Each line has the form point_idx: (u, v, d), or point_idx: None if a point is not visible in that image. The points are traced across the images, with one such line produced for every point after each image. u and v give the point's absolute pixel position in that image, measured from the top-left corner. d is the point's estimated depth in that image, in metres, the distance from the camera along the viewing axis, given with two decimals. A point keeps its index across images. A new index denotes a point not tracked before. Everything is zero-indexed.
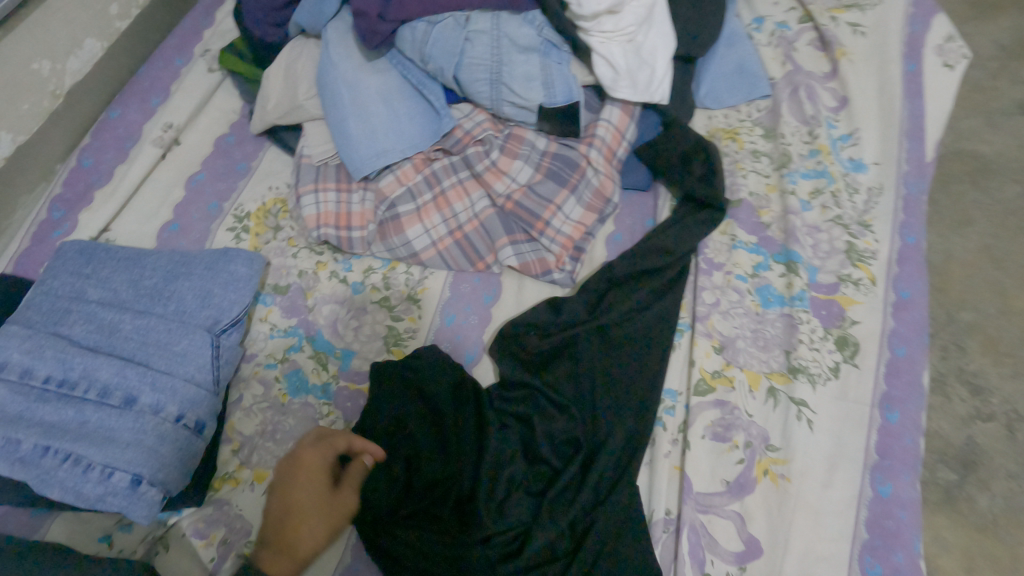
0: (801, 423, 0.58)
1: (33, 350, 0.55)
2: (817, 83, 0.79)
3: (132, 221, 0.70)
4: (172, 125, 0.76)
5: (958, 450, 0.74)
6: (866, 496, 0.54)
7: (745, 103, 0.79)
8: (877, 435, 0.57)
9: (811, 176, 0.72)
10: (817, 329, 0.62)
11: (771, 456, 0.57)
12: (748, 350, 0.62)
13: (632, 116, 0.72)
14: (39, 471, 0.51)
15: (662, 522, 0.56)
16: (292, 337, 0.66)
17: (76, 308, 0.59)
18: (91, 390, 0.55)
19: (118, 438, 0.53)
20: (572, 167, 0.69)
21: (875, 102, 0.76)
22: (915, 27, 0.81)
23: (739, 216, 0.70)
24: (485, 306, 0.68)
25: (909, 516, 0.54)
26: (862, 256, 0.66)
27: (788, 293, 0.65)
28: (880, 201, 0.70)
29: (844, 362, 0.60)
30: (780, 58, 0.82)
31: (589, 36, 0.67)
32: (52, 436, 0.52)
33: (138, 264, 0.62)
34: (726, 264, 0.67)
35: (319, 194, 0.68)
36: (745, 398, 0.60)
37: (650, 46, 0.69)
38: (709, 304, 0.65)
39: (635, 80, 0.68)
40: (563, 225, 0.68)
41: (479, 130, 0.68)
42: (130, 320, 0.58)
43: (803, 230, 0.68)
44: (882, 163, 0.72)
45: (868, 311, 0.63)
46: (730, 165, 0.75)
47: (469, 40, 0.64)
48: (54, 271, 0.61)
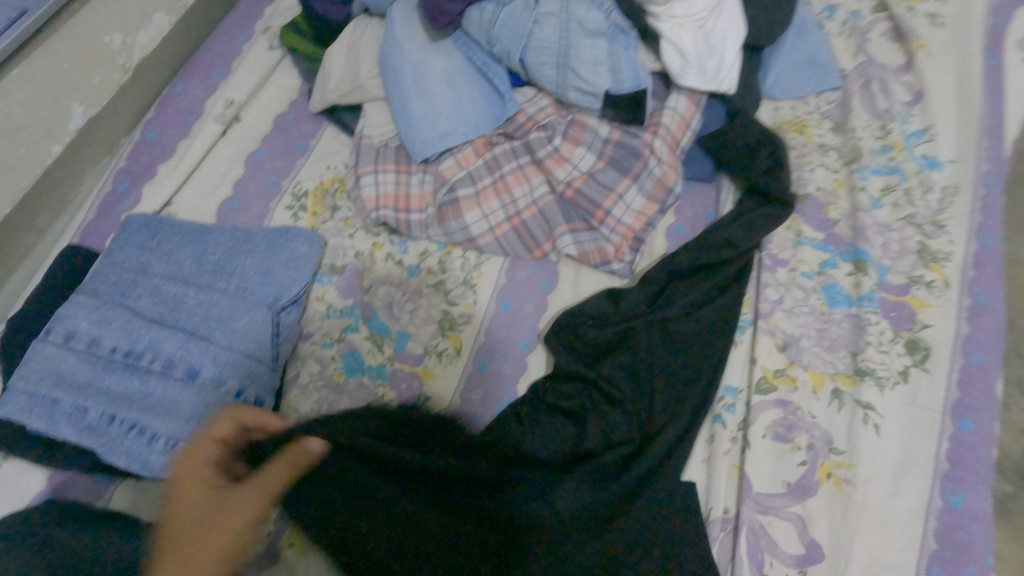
0: (867, 427, 0.56)
1: (100, 320, 0.56)
2: (890, 76, 0.77)
3: (192, 196, 0.70)
4: (234, 102, 0.76)
5: None
6: (936, 506, 0.52)
7: (814, 95, 0.77)
8: (949, 444, 0.55)
9: (882, 173, 0.70)
10: (886, 331, 0.60)
11: (835, 459, 0.55)
12: (813, 350, 0.61)
13: (698, 105, 0.70)
14: (106, 439, 0.53)
15: (720, 521, 0.55)
16: (349, 318, 0.66)
17: (142, 281, 0.59)
18: (156, 361, 0.56)
19: (180, 410, 0.54)
20: (636, 155, 0.68)
21: (953, 97, 0.73)
22: (999, 18, 0.75)
23: (806, 212, 0.69)
24: (542, 294, 0.67)
25: (982, 529, 0.51)
26: (936, 257, 0.64)
27: (856, 293, 0.63)
28: (956, 200, 0.67)
29: (914, 366, 0.58)
30: (852, 49, 0.79)
31: (658, 21, 0.65)
32: (118, 406, 0.54)
33: (202, 239, 0.63)
34: (791, 261, 0.66)
35: (378, 175, 0.68)
36: (808, 399, 0.59)
37: (720, 34, 0.66)
38: (773, 301, 0.63)
39: (703, 68, 0.66)
40: (624, 214, 0.67)
41: (543, 115, 0.68)
42: (194, 294, 0.59)
43: (873, 229, 0.66)
44: (959, 162, 0.69)
45: (941, 315, 0.61)
46: (797, 158, 0.72)
47: (538, 23, 0.63)
48: (121, 243, 0.62)
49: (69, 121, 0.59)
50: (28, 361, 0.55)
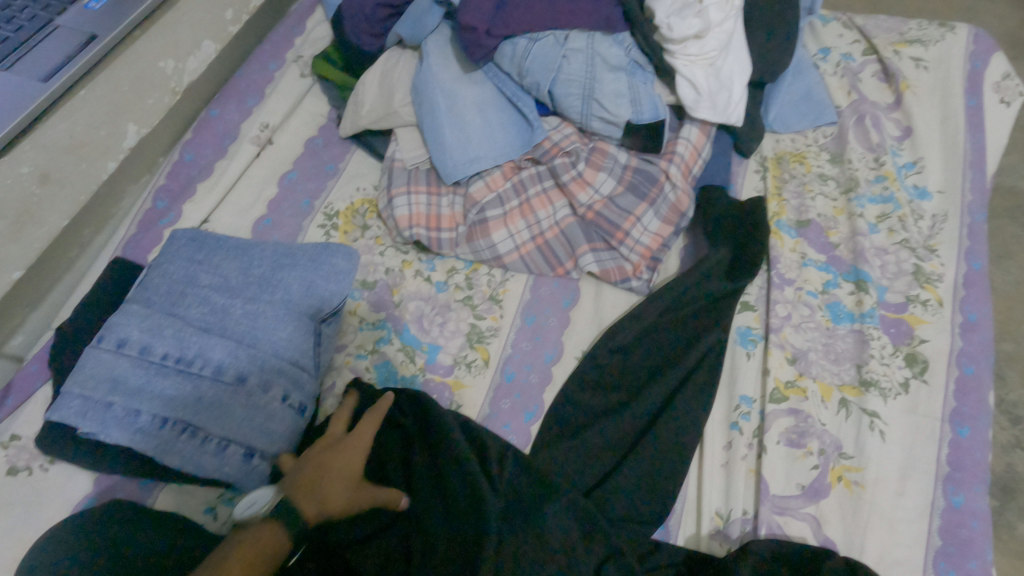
0: (873, 434, 0.60)
1: (152, 328, 0.58)
2: (882, 113, 0.83)
3: (229, 214, 0.73)
4: (268, 125, 0.80)
5: (1000, 476, 0.84)
6: (939, 506, 0.57)
7: (811, 129, 0.83)
8: (948, 448, 0.60)
9: (878, 201, 0.75)
10: (887, 345, 0.65)
11: (844, 463, 0.59)
12: (820, 362, 0.65)
13: (709, 135, 0.75)
14: (159, 442, 0.54)
15: (739, 521, 0.58)
16: (381, 330, 0.69)
17: (191, 292, 0.62)
18: (206, 368, 0.57)
19: (233, 414, 0.57)
20: (652, 181, 0.73)
21: (938, 133, 0.80)
22: (976, 63, 0.84)
23: (809, 235, 0.74)
24: (564, 309, 0.71)
25: (981, 526, 0.56)
26: (929, 278, 0.69)
27: (858, 310, 0.68)
28: (945, 227, 0.73)
29: (913, 377, 0.63)
30: (846, 88, 0.85)
31: (674, 58, 0.70)
32: (170, 410, 0.56)
33: (247, 254, 0.66)
34: (797, 280, 0.70)
35: (411, 196, 0.72)
36: (818, 408, 0.62)
37: (728, 71, 0.72)
38: (782, 317, 0.67)
39: (715, 102, 0.71)
40: (642, 235, 0.71)
41: (567, 142, 0.72)
42: (241, 305, 0.62)
43: (871, 251, 0.71)
44: (946, 192, 0.76)
45: (936, 331, 0.66)
46: (799, 186, 0.78)
47: (567, 57, 0.68)
48: (170, 256, 0.65)
49: (124, 141, 0.62)
50: (81, 368, 0.56)
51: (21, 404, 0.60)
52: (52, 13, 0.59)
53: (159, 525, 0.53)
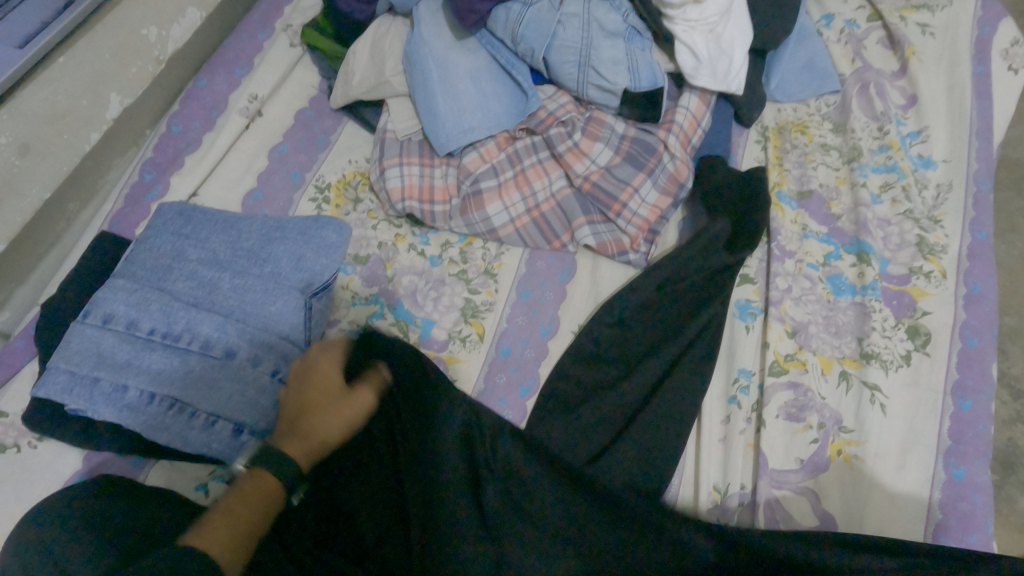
0: (874, 407, 0.59)
1: (139, 303, 0.57)
2: (886, 81, 0.81)
3: (218, 187, 0.72)
4: (257, 96, 0.78)
5: (1000, 451, 0.83)
6: (940, 479, 0.56)
7: (814, 97, 0.81)
8: (950, 421, 0.59)
9: (881, 171, 0.74)
10: (889, 318, 0.64)
11: (844, 437, 0.59)
12: (821, 335, 0.64)
13: (709, 105, 0.73)
14: (148, 417, 0.54)
15: (737, 496, 0.58)
16: (375, 305, 0.67)
17: (178, 266, 0.61)
18: (194, 342, 0.57)
19: (221, 388, 0.56)
20: (650, 152, 0.71)
21: (944, 101, 0.78)
22: (984, 29, 0.82)
23: (810, 207, 0.72)
24: (561, 283, 0.69)
25: (982, 499, 0.55)
26: (933, 249, 0.68)
27: (860, 282, 0.66)
28: (950, 197, 0.71)
29: (916, 350, 0.62)
30: (850, 55, 0.83)
31: (673, 24, 0.69)
32: (158, 385, 0.55)
33: (235, 227, 0.65)
34: (798, 253, 0.69)
35: (403, 167, 0.70)
36: (818, 381, 0.61)
37: (728, 37, 0.70)
38: (782, 290, 0.66)
39: (715, 69, 0.69)
40: (639, 207, 0.70)
41: (563, 112, 0.70)
42: (229, 279, 0.61)
43: (874, 223, 0.70)
44: (952, 161, 0.74)
45: (939, 303, 0.65)
46: (800, 157, 0.76)
47: (562, 23, 0.67)
48: (157, 230, 0.64)
49: (108, 111, 0.61)
50: (67, 344, 0.56)
51: (9, 380, 0.59)
52: None
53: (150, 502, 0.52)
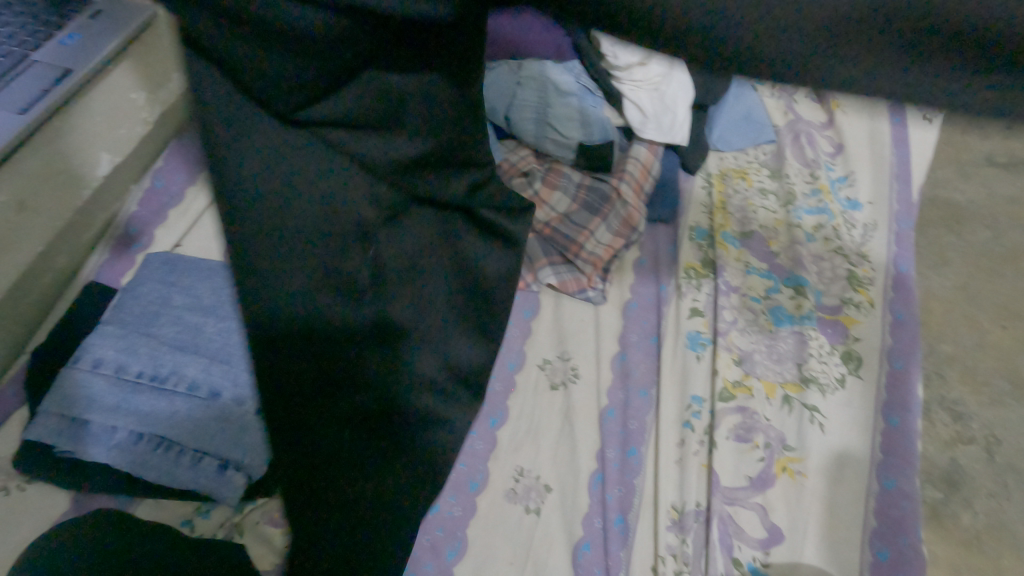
0: (814, 426, 0.65)
1: (127, 348, 0.61)
2: (816, 131, 0.89)
3: (199, 239, 0.76)
4: None
5: (942, 470, 0.89)
6: (873, 490, 0.62)
7: (752, 147, 0.89)
8: (881, 437, 0.65)
9: (813, 213, 0.81)
10: (825, 345, 0.70)
11: (788, 455, 0.64)
12: (764, 362, 0.70)
13: (657, 155, 0.80)
14: (135, 456, 0.57)
15: (694, 513, 0.62)
16: None
17: (165, 313, 0.65)
18: (181, 383, 0.60)
19: (207, 426, 0.59)
20: (605, 199, 0.77)
21: (867, 149, 0.86)
22: None
23: (751, 245, 0.79)
24: (525, 320, 0.75)
25: (911, 506, 0.61)
26: (862, 282, 0.75)
27: (798, 313, 0.73)
28: (875, 235, 0.79)
29: (849, 374, 0.68)
30: (783, 108, 0.92)
31: (621, 83, 0.77)
32: (145, 425, 0.58)
33: (218, 274, 0.69)
34: (742, 287, 0.75)
35: None
36: (762, 405, 0.67)
37: (671, 95, 0.78)
38: (728, 321, 0.72)
39: (659, 124, 0.78)
40: (595, 247, 0.75)
41: (524, 163, 0.77)
42: (214, 323, 0.65)
43: (808, 259, 0.77)
44: (876, 203, 0.82)
45: (869, 330, 0.71)
46: (742, 201, 0.83)
47: (521, 84, 0.75)
48: (142, 279, 0.67)
49: (97, 169, 0.66)
50: (57, 388, 0.58)
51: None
52: (29, 49, 0.61)
53: (150, 537, 0.55)
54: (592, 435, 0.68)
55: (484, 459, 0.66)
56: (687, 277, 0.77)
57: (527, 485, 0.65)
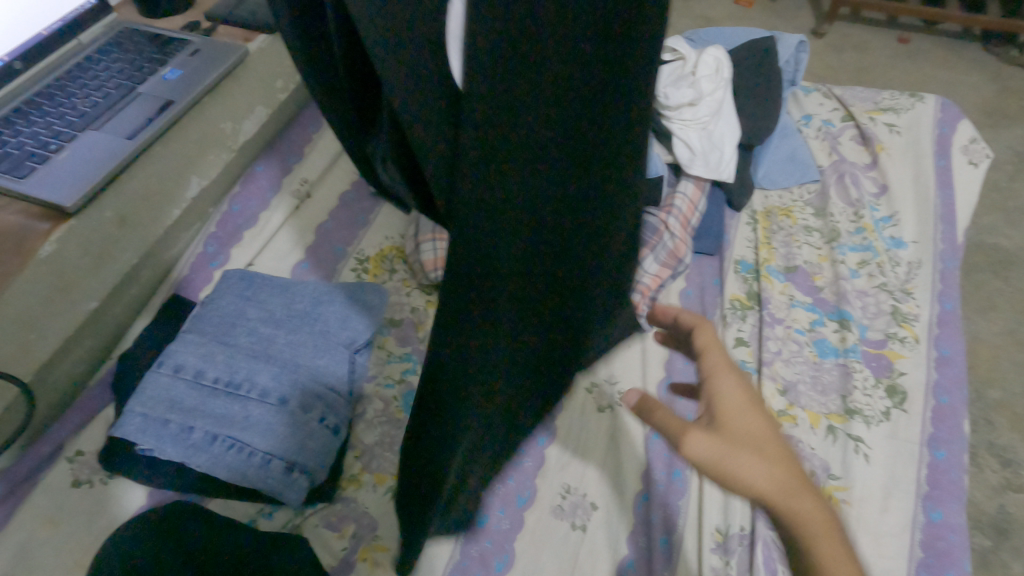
0: (858, 456, 0.66)
1: (206, 354, 0.65)
2: (860, 172, 0.91)
3: (271, 259, 0.81)
4: (307, 180, 0.88)
5: (991, 517, 0.91)
6: (919, 521, 0.63)
7: (797, 186, 0.92)
8: (927, 469, 0.65)
9: (858, 250, 0.83)
10: (869, 378, 0.72)
11: (833, 484, 0.65)
12: (808, 393, 0.71)
13: (704, 191, 0.83)
14: (209, 455, 0.60)
15: (737, 537, 0.63)
16: (409, 362, 0.77)
17: (240, 323, 0.70)
18: (253, 390, 0.64)
19: (275, 430, 0.63)
20: (652, 231, 0.80)
21: (911, 189, 0.88)
22: (944, 128, 0.93)
23: (796, 280, 0.81)
24: None
25: (958, 539, 0.61)
26: (906, 317, 0.76)
27: (842, 346, 0.74)
28: (920, 273, 0.81)
29: (894, 407, 0.70)
30: (827, 149, 0.94)
31: (670, 122, 0.81)
32: (220, 426, 0.62)
33: (290, 290, 0.74)
34: (786, 319, 0.77)
35: (436, 242, 0.79)
36: (807, 433, 0.68)
37: (719, 134, 0.82)
38: (773, 352, 0.74)
39: (707, 159, 0.81)
40: (643, 277, 0.78)
41: None
42: (284, 335, 0.69)
43: (853, 294, 0.79)
44: (920, 242, 0.83)
45: (914, 364, 0.73)
46: (787, 237, 0.86)
47: None
48: (222, 292, 0.72)
49: None
50: (142, 390, 0.63)
51: (87, 423, 0.66)
52: (136, 82, 0.69)
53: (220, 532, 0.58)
54: (637, 456, 0.70)
55: (532, 476, 0.69)
56: (732, 308, 0.79)
57: (574, 502, 0.67)
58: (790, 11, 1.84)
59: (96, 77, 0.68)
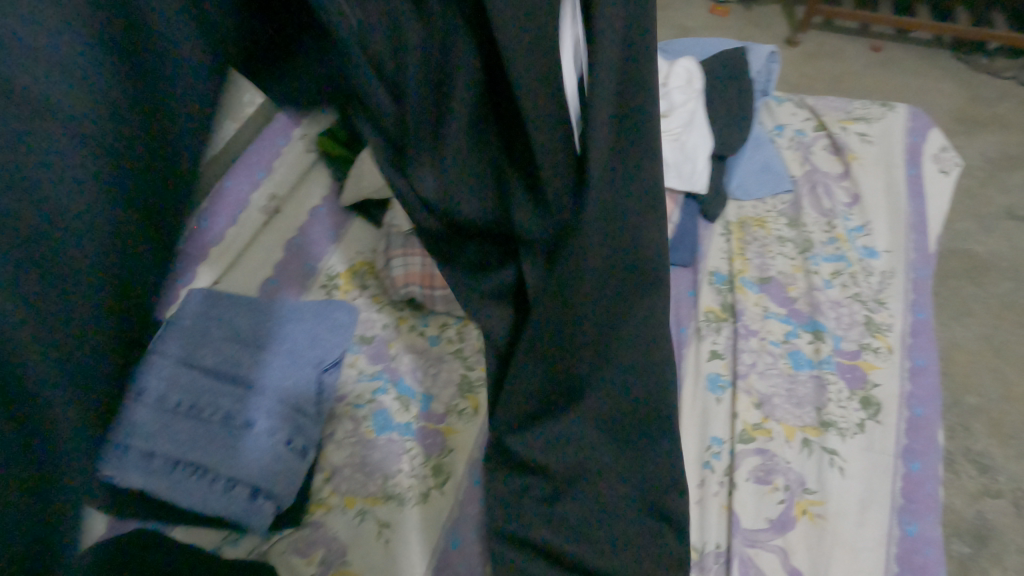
0: (833, 469, 0.66)
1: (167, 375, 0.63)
2: (832, 182, 0.92)
3: (240, 276, 0.80)
4: (276, 196, 0.87)
5: (970, 524, 0.91)
6: (895, 535, 0.62)
7: (771, 196, 0.91)
8: (902, 481, 0.65)
9: (831, 260, 0.83)
10: (843, 390, 0.71)
11: (808, 498, 0.64)
12: (784, 406, 0.71)
13: (677, 202, 0.82)
14: (171, 481, 0.59)
15: (714, 554, 0.62)
16: (378, 381, 0.75)
17: (204, 341, 0.67)
18: (217, 413, 0.63)
19: (240, 455, 0.62)
20: None
21: (883, 199, 0.89)
22: (914, 138, 0.94)
23: (770, 291, 0.81)
24: None
25: (934, 553, 0.61)
26: (880, 328, 0.76)
27: (816, 357, 0.74)
28: (893, 282, 0.81)
29: (869, 419, 0.69)
30: (800, 159, 0.94)
31: None
32: (182, 451, 0.60)
33: (257, 309, 0.73)
34: (760, 331, 0.77)
35: (407, 258, 0.78)
36: (783, 447, 0.68)
37: (692, 145, 0.81)
38: (748, 364, 0.74)
39: (681, 171, 0.80)
40: None
41: None
42: (250, 355, 0.68)
43: (827, 305, 0.79)
44: (893, 251, 0.83)
45: (888, 375, 0.72)
46: (760, 248, 0.85)
47: None
48: (185, 307, 0.70)
49: None
50: None
51: None
52: None
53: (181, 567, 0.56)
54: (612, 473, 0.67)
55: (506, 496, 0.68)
56: (707, 320, 0.78)
57: None
58: (765, 20, 1.85)
59: None
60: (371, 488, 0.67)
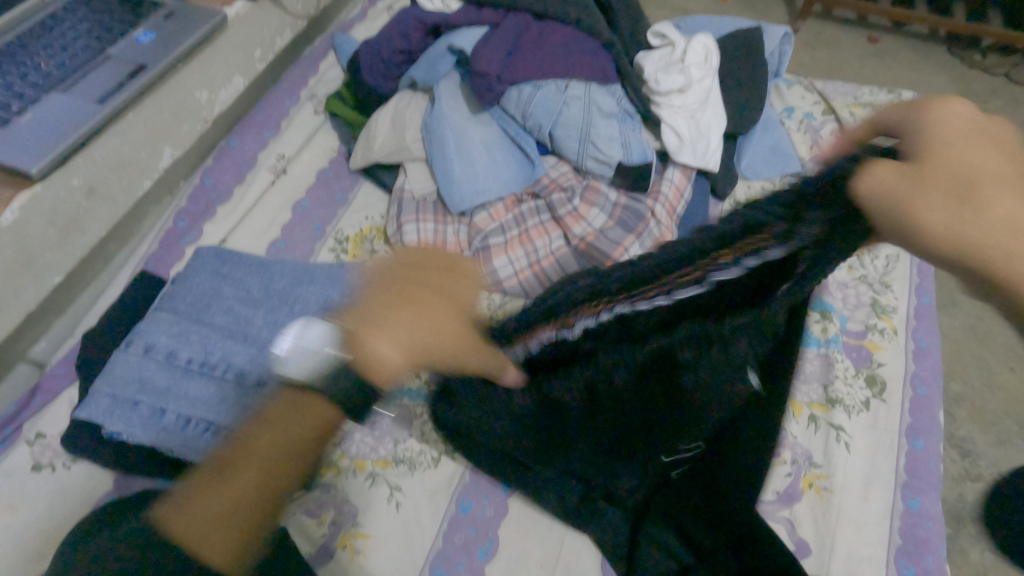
0: (840, 445, 0.67)
1: (178, 334, 0.62)
2: None
3: (245, 236, 0.77)
4: (284, 156, 0.84)
5: (952, 506, 0.93)
6: (898, 508, 0.64)
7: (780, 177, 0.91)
8: (905, 458, 0.67)
9: None
10: (850, 367, 0.73)
11: (815, 472, 0.65)
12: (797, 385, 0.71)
13: (689, 179, 0.83)
14: (183, 439, 0.58)
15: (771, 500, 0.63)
16: None
17: (216, 302, 0.67)
18: (229, 371, 0.61)
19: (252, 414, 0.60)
20: (640, 218, 0.79)
21: None
22: None
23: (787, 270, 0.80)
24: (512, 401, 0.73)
25: (936, 527, 0.63)
26: (885, 310, 0.78)
27: (824, 336, 0.75)
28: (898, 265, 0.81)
29: (874, 397, 0.71)
30: (808, 142, 0.95)
31: (660, 109, 0.80)
32: (194, 409, 0.59)
33: (268, 270, 0.71)
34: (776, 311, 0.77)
35: (420, 224, 0.78)
36: (791, 423, 0.68)
37: (706, 122, 0.81)
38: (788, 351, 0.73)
39: (695, 148, 0.80)
40: (585, 230, 0.77)
41: (564, 179, 0.79)
42: (262, 316, 0.67)
43: (835, 286, 0.80)
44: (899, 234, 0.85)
45: (892, 355, 0.74)
46: None
47: (567, 104, 0.76)
48: (196, 269, 0.69)
49: (159, 160, 0.69)
50: (111, 369, 0.60)
51: (49, 404, 0.63)
52: (105, 44, 0.65)
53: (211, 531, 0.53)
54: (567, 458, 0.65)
55: None
56: None
57: None
58: (764, 6, 1.85)
59: (63, 37, 0.64)
60: (381, 452, 0.67)
